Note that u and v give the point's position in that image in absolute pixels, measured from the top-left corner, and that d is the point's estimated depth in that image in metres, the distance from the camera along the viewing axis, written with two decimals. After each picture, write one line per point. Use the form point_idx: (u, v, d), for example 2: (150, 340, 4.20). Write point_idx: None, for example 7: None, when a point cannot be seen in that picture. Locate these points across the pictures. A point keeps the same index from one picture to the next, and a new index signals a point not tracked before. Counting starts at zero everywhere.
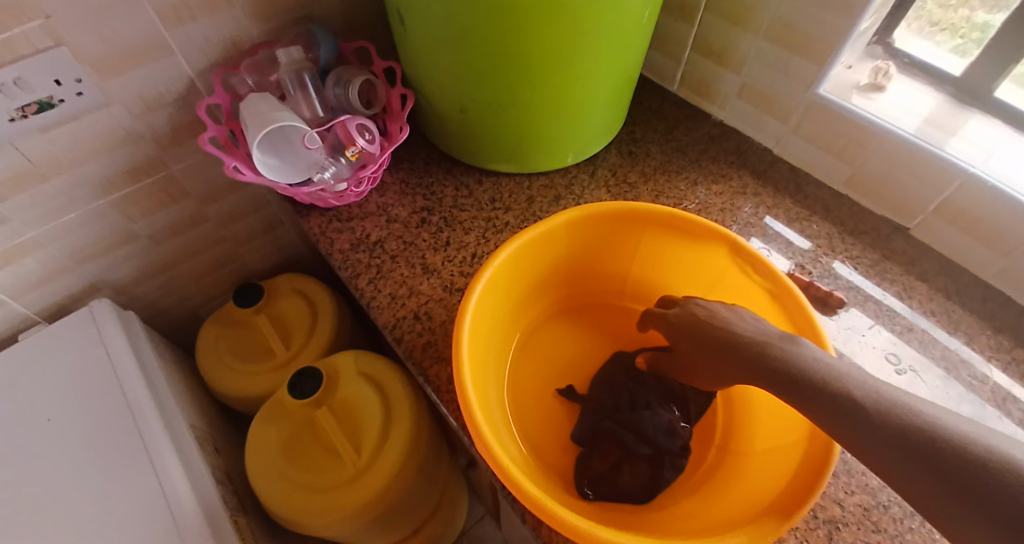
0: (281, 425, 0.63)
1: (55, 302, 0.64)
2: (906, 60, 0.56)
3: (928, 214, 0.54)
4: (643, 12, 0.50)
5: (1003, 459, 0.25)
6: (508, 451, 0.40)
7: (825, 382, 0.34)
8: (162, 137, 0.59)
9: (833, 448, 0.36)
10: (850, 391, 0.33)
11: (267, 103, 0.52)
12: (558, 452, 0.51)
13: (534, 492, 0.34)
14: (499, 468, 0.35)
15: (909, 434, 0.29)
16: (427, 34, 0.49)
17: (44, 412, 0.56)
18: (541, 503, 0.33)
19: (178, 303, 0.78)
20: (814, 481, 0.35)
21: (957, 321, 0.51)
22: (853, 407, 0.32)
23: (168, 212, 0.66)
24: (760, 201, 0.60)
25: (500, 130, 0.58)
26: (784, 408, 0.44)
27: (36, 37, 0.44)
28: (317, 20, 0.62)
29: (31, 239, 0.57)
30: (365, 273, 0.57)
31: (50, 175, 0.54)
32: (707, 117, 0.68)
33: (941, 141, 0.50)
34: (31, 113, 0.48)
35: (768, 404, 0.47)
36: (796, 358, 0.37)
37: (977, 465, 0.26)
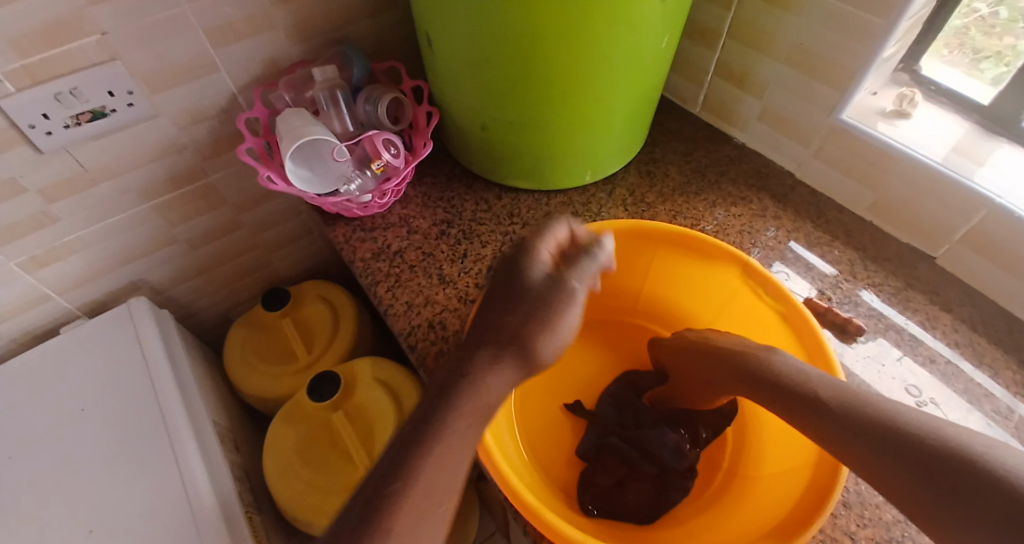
0: (298, 426, 0.65)
1: (97, 299, 0.68)
2: (933, 87, 0.55)
3: (954, 243, 0.52)
4: (661, 38, 0.51)
5: (1015, 471, 0.25)
6: (511, 460, 0.41)
7: (833, 401, 0.34)
8: (203, 147, 0.63)
9: (839, 472, 0.35)
10: (867, 412, 0.32)
11: (300, 118, 0.55)
12: (564, 466, 0.51)
13: (529, 500, 0.34)
14: (501, 478, 0.36)
15: (932, 458, 0.28)
16: (455, 57, 0.52)
17: (79, 401, 0.59)
18: (541, 513, 0.33)
19: (209, 305, 0.81)
20: (817, 507, 0.35)
21: (981, 353, 0.50)
22: (871, 428, 0.31)
23: (205, 218, 0.70)
24: (780, 224, 0.60)
25: (520, 148, 0.59)
26: (788, 433, 0.44)
27: (92, 52, 0.49)
28: (351, 41, 0.65)
29: (80, 238, 0.61)
30: (384, 281, 0.59)
31: (100, 180, 0.58)
32: (728, 139, 0.68)
33: (970, 169, 0.49)
34: (84, 121, 0.52)
35: (774, 428, 0.47)
36: (798, 379, 0.38)
37: (986, 479, 0.26)
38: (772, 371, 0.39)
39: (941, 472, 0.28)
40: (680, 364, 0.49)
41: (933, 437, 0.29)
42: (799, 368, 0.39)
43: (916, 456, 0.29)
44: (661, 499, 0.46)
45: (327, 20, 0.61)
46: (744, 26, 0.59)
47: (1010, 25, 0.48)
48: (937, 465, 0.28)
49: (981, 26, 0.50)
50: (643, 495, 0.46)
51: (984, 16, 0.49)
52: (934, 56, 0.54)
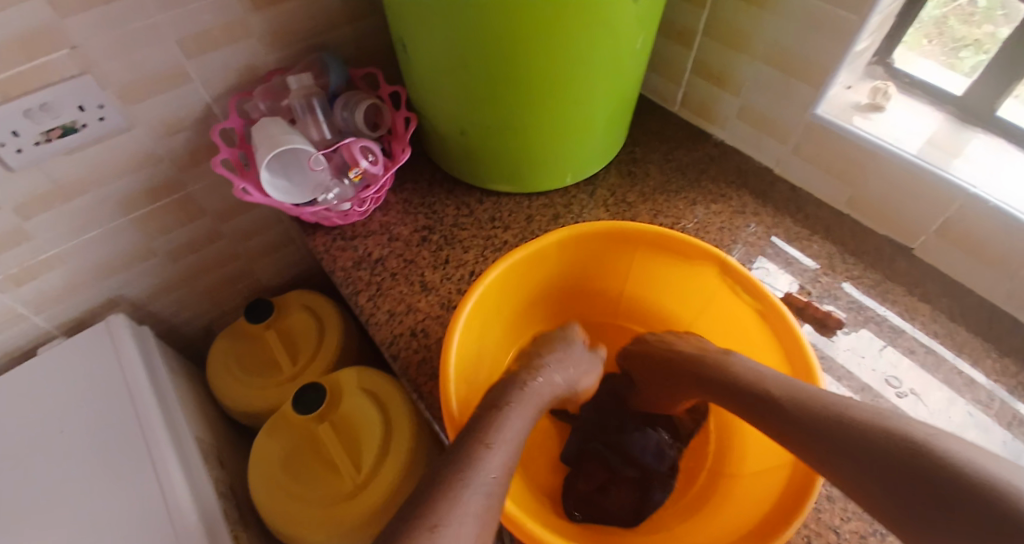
0: (282, 437, 0.65)
1: (76, 316, 0.67)
2: (906, 80, 0.55)
3: (931, 235, 0.53)
4: (636, 39, 0.51)
5: (968, 462, 0.25)
6: None
7: (794, 404, 0.34)
8: (179, 159, 0.62)
9: (816, 478, 0.35)
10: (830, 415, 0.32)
11: (277, 126, 0.55)
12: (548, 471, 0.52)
13: (511, 510, 0.34)
14: None
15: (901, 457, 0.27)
16: (429, 63, 0.52)
17: (59, 422, 0.58)
18: (518, 520, 0.33)
19: (192, 318, 0.80)
20: (795, 507, 0.35)
21: (960, 343, 0.50)
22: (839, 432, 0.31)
23: (184, 230, 0.69)
24: (760, 220, 0.60)
25: (499, 152, 0.59)
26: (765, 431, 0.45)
27: (62, 66, 0.48)
28: (329, 49, 0.65)
29: (55, 255, 0.60)
30: (365, 290, 0.58)
31: (73, 195, 0.57)
32: (707, 137, 0.69)
33: (946, 162, 0.49)
34: (55, 137, 0.51)
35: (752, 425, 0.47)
36: (764, 382, 0.37)
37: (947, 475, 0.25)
38: (741, 376, 0.39)
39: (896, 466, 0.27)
40: (652, 373, 0.48)
41: (887, 430, 0.29)
42: (766, 373, 0.38)
43: (871, 453, 0.29)
44: (643, 501, 0.46)
45: (303, 27, 0.61)
46: (721, 24, 0.59)
47: (988, 13, 0.48)
48: (891, 459, 0.28)
49: (960, 15, 0.50)
50: (625, 500, 0.46)
51: (963, 4, 0.49)
52: (914, 47, 0.54)
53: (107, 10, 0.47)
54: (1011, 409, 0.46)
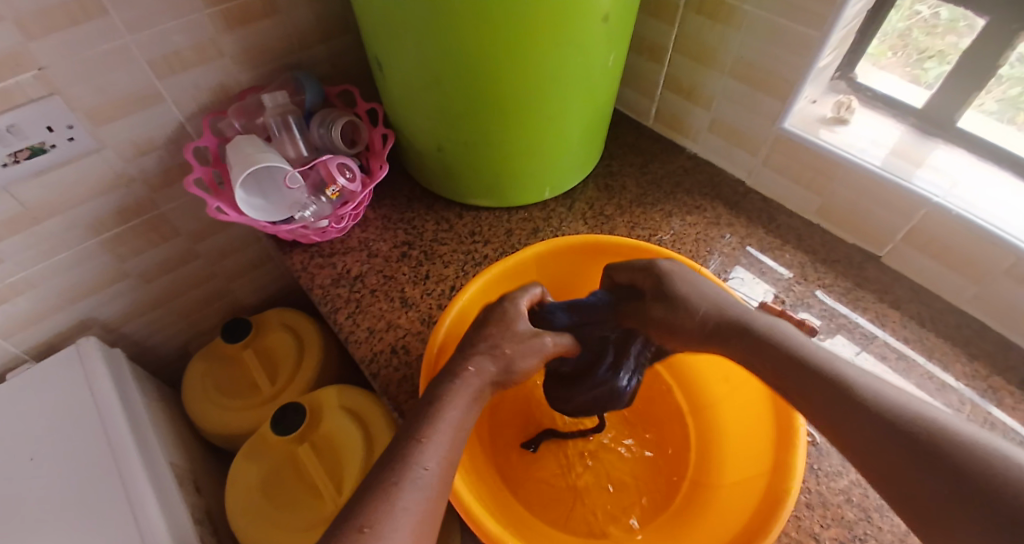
0: (262, 461, 0.63)
1: (45, 341, 0.65)
2: (869, 93, 0.57)
3: (898, 242, 0.54)
4: (607, 56, 0.52)
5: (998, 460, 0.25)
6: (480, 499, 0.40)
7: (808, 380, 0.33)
8: (152, 179, 0.61)
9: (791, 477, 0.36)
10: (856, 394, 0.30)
11: (252, 145, 0.54)
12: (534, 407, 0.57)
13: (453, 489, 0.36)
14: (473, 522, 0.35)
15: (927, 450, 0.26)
16: (405, 81, 0.52)
17: (27, 451, 0.56)
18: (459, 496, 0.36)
19: (167, 340, 0.79)
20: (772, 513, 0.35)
21: (931, 348, 0.51)
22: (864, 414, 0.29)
23: (159, 249, 0.68)
24: (734, 231, 0.61)
25: (476, 167, 0.59)
26: (741, 437, 0.47)
27: (30, 87, 0.47)
28: (304, 67, 0.65)
29: (23, 278, 0.59)
30: (344, 308, 0.58)
31: (42, 218, 0.56)
32: (681, 149, 0.70)
33: (909, 172, 0.51)
34: (23, 158, 0.50)
35: (729, 438, 0.48)
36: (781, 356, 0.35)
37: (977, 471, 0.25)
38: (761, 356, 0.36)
39: (932, 454, 0.26)
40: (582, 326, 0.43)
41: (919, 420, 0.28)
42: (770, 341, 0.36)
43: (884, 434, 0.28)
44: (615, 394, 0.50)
45: (277, 46, 0.61)
46: (689, 41, 0.61)
47: (951, 25, 0.49)
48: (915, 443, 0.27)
49: (923, 27, 0.52)
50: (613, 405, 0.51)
51: (926, 17, 0.51)
52: (878, 60, 0.56)
53: (76, 31, 0.47)
54: (982, 411, 0.47)
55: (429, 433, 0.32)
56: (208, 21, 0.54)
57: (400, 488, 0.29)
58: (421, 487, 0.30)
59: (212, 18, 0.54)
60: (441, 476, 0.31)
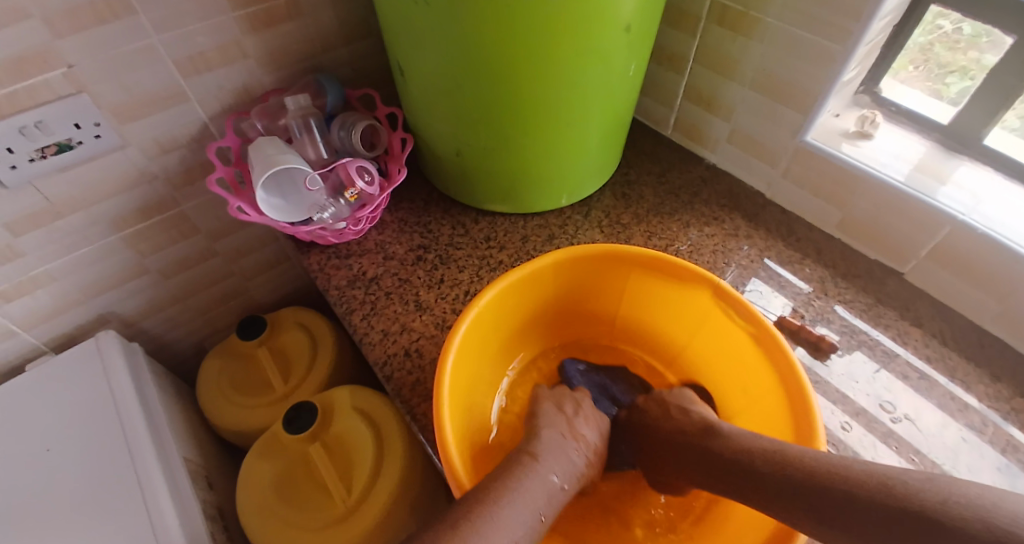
0: (273, 458, 0.64)
1: (64, 333, 0.66)
2: (894, 108, 0.56)
3: (921, 259, 0.54)
4: (627, 65, 0.52)
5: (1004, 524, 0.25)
6: None
7: (783, 466, 0.35)
8: (175, 177, 0.62)
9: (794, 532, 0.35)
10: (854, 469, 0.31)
11: (273, 146, 0.55)
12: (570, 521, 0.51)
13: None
14: None
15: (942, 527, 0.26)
16: (426, 88, 0.53)
17: (44, 442, 0.57)
18: None
19: (182, 336, 0.80)
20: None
21: (953, 368, 0.50)
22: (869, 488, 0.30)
23: (178, 247, 0.69)
24: (753, 243, 0.61)
25: (494, 173, 0.59)
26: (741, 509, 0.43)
27: (58, 85, 0.48)
28: (326, 70, 0.65)
29: (46, 272, 0.60)
30: (359, 309, 0.58)
31: (66, 213, 0.57)
32: (700, 160, 0.70)
33: (932, 188, 0.50)
34: (50, 154, 0.51)
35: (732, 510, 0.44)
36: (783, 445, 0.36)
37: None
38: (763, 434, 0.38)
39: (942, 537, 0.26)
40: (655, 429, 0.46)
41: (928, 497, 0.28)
42: None
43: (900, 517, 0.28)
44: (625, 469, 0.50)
45: (300, 49, 0.61)
46: (710, 52, 0.60)
47: (973, 40, 0.49)
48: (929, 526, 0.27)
49: (945, 42, 0.51)
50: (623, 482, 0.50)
51: (948, 32, 0.50)
52: (898, 73, 0.55)
53: (104, 31, 0.47)
54: (1004, 433, 0.46)
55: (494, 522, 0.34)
56: (235, 23, 0.55)
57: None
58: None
59: (238, 20, 0.55)
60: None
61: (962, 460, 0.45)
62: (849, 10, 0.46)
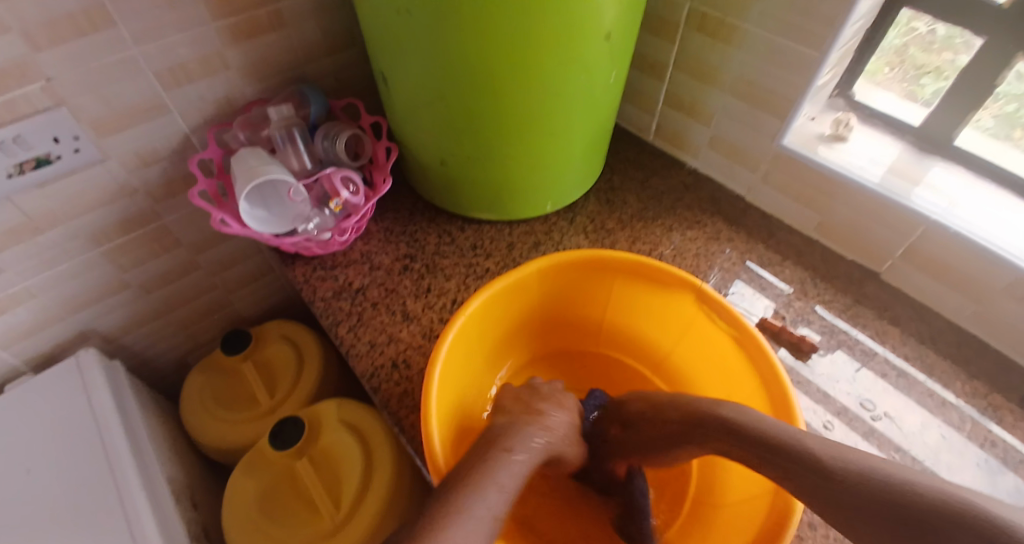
0: (259, 474, 0.63)
1: (43, 351, 0.65)
2: (868, 112, 0.58)
3: (897, 259, 0.55)
4: (609, 74, 0.53)
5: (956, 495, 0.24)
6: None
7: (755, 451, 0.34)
8: (155, 190, 0.61)
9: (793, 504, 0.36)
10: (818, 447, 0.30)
11: (256, 158, 0.54)
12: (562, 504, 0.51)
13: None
14: None
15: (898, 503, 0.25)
16: (409, 97, 0.53)
17: (23, 463, 0.56)
18: None
19: (165, 351, 0.78)
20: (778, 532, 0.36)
21: (931, 365, 0.51)
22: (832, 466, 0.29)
23: (160, 260, 0.68)
24: (734, 246, 0.62)
25: (478, 181, 0.60)
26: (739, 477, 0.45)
27: (36, 99, 0.47)
28: (309, 81, 0.65)
29: (23, 289, 0.58)
30: (346, 321, 0.58)
31: (44, 228, 0.56)
32: (681, 165, 0.71)
33: (907, 190, 0.52)
34: (28, 168, 0.51)
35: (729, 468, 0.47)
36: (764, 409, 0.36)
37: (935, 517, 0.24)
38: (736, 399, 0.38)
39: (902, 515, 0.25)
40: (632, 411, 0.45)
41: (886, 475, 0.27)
42: None
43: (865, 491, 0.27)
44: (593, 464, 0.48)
45: (283, 60, 0.61)
46: (689, 59, 0.62)
47: (947, 42, 0.50)
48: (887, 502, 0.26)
49: (920, 44, 0.52)
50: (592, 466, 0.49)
51: (923, 34, 0.52)
52: (874, 76, 0.56)
53: (83, 44, 0.47)
54: (983, 429, 0.47)
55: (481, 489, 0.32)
56: (216, 34, 0.55)
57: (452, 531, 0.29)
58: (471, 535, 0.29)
59: (220, 31, 0.55)
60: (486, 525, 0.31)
61: (942, 459, 0.46)
62: (824, 17, 0.48)
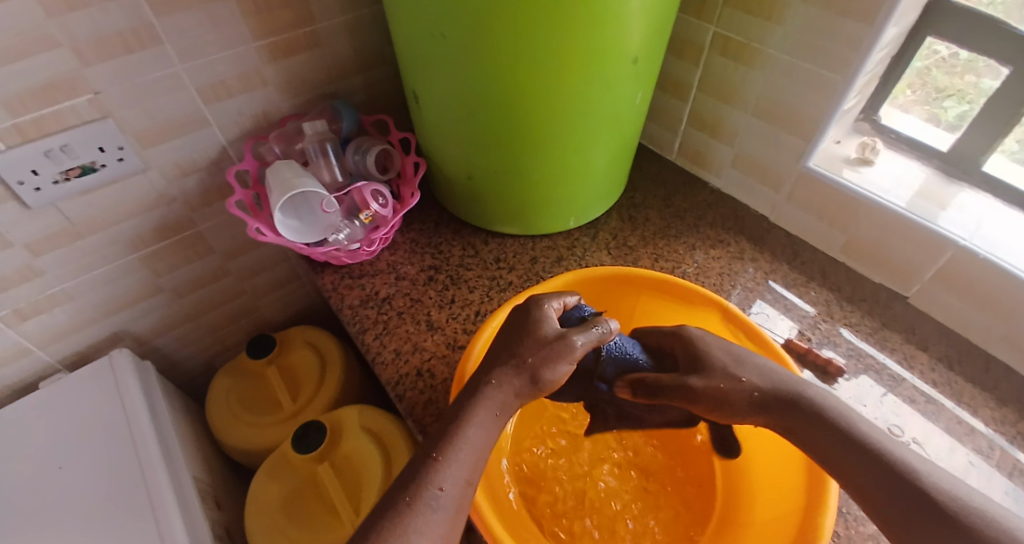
0: (283, 479, 0.64)
1: (78, 351, 0.67)
2: (893, 135, 0.58)
3: (925, 283, 0.55)
4: (635, 94, 0.54)
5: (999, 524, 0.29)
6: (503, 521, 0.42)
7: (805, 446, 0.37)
8: (192, 198, 0.64)
9: (829, 486, 0.38)
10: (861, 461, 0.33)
11: (291, 170, 0.56)
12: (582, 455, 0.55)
13: (479, 504, 0.38)
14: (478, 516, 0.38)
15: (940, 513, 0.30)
16: (440, 115, 0.54)
17: (56, 459, 0.57)
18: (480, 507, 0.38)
19: (192, 355, 0.80)
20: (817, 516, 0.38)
21: (959, 392, 0.51)
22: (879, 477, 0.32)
23: (193, 266, 0.70)
24: (758, 265, 0.62)
25: (502, 195, 0.61)
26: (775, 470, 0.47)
27: (84, 110, 0.50)
28: (341, 96, 0.68)
29: (63, 291, 0.61)
30: (372, 329, 0.59)
31: (86, 233, 0.58)
32: (704, 184, 0.71)
33: (933, 213, 0.52)
34: (73, 176, 0.53)
35: (758, 454, 0.50)
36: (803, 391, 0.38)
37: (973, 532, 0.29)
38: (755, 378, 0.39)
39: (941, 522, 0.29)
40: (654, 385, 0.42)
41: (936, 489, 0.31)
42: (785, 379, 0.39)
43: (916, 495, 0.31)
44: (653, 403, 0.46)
45: (318, 77, 0.64)
46: (712, 81, 0.63)
47: (969, 65, 0.50)
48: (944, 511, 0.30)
49: (942, 67, 0.52)
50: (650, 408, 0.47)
51: (945, 57, 0.51)
52: (896, 95, 0.56)
53: (130, 59, 0.49)
54: (1011, 457, 0.47)
55: (445, 451, 0.34)
56: (256, 53, 0.57)
57: (416, 508, 0.31)
58: (439, 507, 0.32)
59: (259, 50, 0.57)
60: (459, 496, 0.33)
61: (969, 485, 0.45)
62: (849, 43, 0.48)
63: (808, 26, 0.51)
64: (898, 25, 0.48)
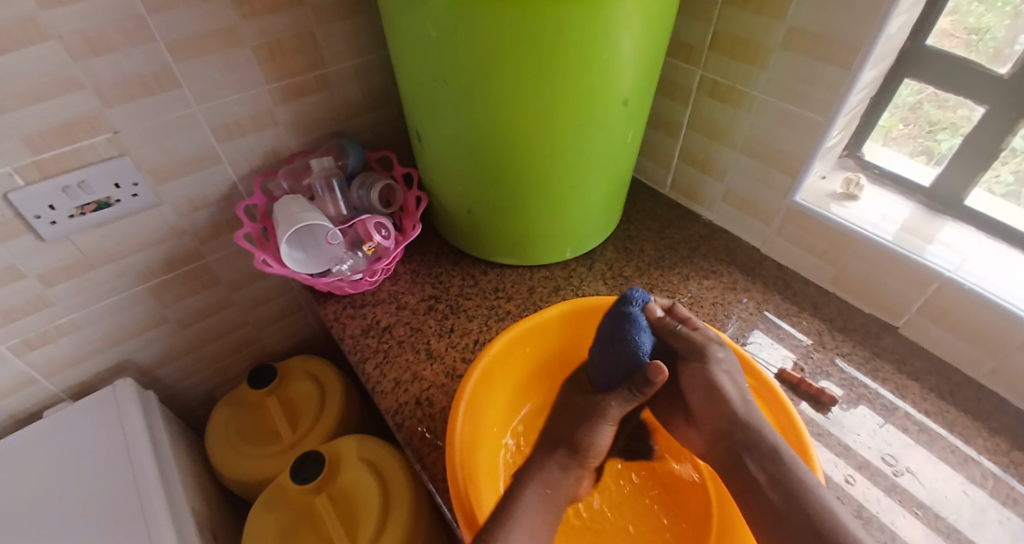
0: (279, 509, 0.63)
1: (82, 381, 0.68)
2: (877, 171, 0.60)
3: (913, 314, 0.56)
4: (626, 134, 0.56)
5: None
6: None
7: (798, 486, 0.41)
8: (202, 231, 0.66)
9: None
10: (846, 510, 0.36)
11: (298, 204, 0.58)
12: None
13: None
14: None
15: None
16: (441, 152, 0.57)
17: (53, 489, 0.58)
18: None
19: (193, 386, 0.81)
20: None
21: (952, 421, 0.51)
22: None
23: (198, 297, 0.71)
24: (751, 296, 0.63)
25: (501, 228, 0.63)
26: None
27: (103, 148, 0.53)
28: (347, 134, 0.71)
29: (71, 320, 0.62)
30: (373, 358, 0.60)
31: (96, 264, 0.60)
32: (697, 217, 0.73)
33: (920, 247, 0.53)
34: (89, 210, 0.55)
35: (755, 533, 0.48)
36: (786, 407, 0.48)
37: None
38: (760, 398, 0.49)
39: None
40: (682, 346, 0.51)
41: None
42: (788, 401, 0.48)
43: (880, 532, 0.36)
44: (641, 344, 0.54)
45: (325, 117, 0.67)
46: (702, 119, 0.65)
47: (959, 100, 0.51)
48: None
49: (933, 101, 0.53)
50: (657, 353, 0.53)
51: (936, 92, 0.53)
52: (889, 128, 0.58)
53: (148, 100, 0.52)
54: (1005, 487, 0.47)
55: None
56: (268, 94, 0.60)
57: None
58: None
59: (272, 91, 0.60)
60: None
61: (965, 515, 0.46)
62: (829, 85, 0.51)
63: (789, 71, 0.54)
64: (875, 68, 0.51)
